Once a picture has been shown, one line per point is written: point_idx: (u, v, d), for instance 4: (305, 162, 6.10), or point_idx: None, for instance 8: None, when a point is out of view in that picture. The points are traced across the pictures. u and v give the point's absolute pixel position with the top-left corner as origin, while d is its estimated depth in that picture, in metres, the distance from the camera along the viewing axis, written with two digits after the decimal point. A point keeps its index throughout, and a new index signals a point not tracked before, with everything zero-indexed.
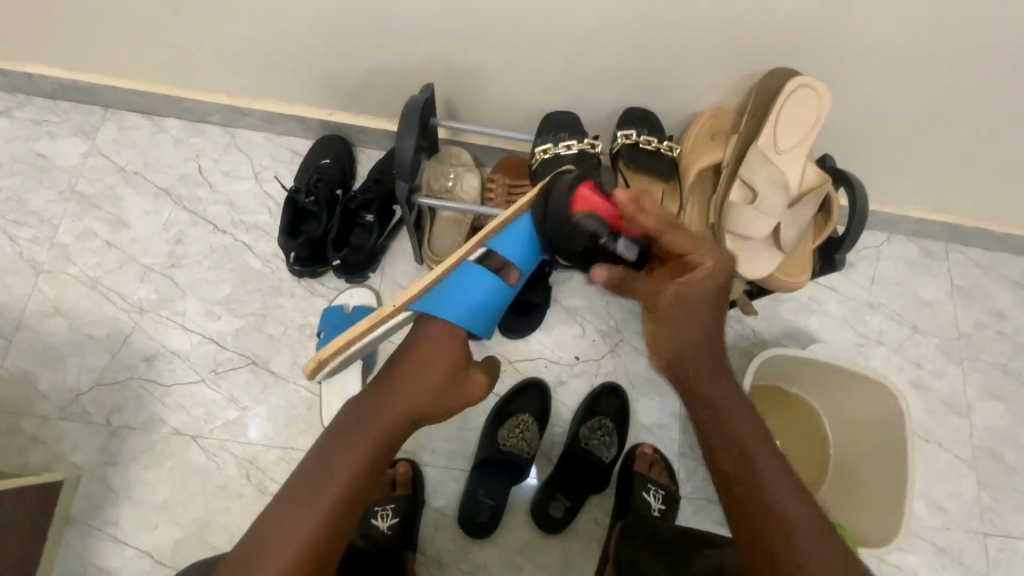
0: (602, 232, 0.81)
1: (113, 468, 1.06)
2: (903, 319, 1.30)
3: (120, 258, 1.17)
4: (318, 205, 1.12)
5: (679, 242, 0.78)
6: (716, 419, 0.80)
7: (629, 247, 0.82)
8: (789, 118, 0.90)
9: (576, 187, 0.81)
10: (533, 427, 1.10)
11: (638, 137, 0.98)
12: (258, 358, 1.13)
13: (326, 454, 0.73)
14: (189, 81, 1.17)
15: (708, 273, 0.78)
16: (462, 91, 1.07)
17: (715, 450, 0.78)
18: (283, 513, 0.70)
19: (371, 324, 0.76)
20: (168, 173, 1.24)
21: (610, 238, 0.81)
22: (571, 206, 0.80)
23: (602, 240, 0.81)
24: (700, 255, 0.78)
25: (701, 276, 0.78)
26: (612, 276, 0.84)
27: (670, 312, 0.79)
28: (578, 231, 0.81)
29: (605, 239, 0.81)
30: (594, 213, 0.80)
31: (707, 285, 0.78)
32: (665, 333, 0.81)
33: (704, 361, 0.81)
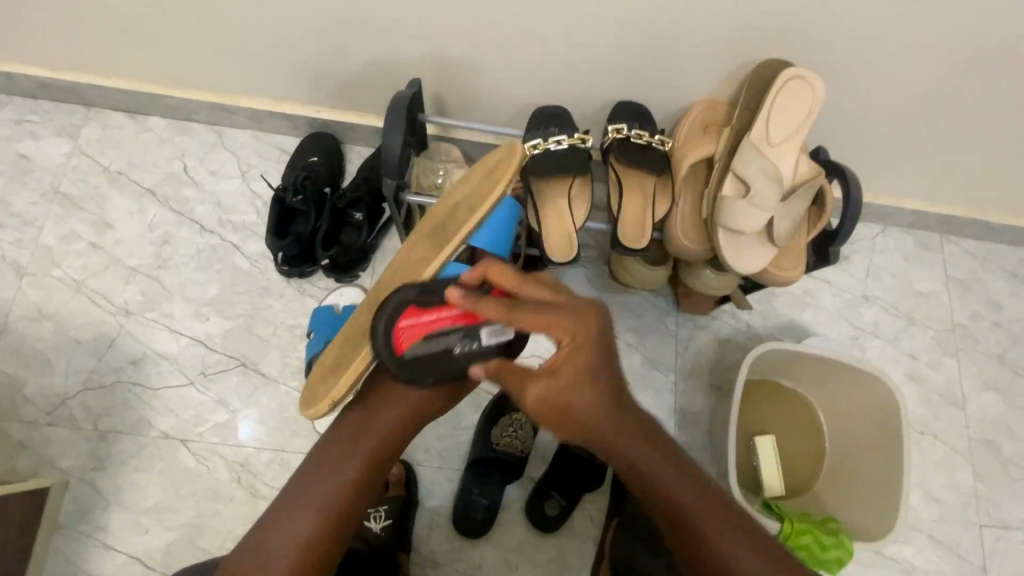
0: (456, 339, 0.73)
1: (102, 473, 1.05)
2: (899, 311, 1.29)
3: (106, 260, 1.16)
4: (305, 203, 1.10)
5: (522, 324, 0.67)
6: (644, 476, 0.72)
7: (494, 335, 0.72)
8: (782, 109, 0.89)
9: (395, 325, 0.74)
10: (526, 426, 1.09)
11: (629, 130, 0.96)
12: (248, 359, 1.12)
13: (329, 458, 0.74)
14: (173, 78, 1.15)
15: (568, 354, 0.66)
16: (450, 86, 1.05)
17: (653, 505, 0.73)
18: (291, 507, 0.71)
19: (373, 351, 0.76)
20: (153, 172, 1.22)
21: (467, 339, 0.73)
22: (398, 349, 0.74)
23: (457, 348, 0.74)
24: (558, 334, 0.67)
25: (561, 360, 0.66)
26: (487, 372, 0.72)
27: (558, 406, 0.68)
28: (427, 353, 0.74)
29: (455, 344, 0.73)
30: (428, 334, 0.73)
31: (582, 362, 0.67)
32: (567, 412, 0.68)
33: (608, 426, 0.69)
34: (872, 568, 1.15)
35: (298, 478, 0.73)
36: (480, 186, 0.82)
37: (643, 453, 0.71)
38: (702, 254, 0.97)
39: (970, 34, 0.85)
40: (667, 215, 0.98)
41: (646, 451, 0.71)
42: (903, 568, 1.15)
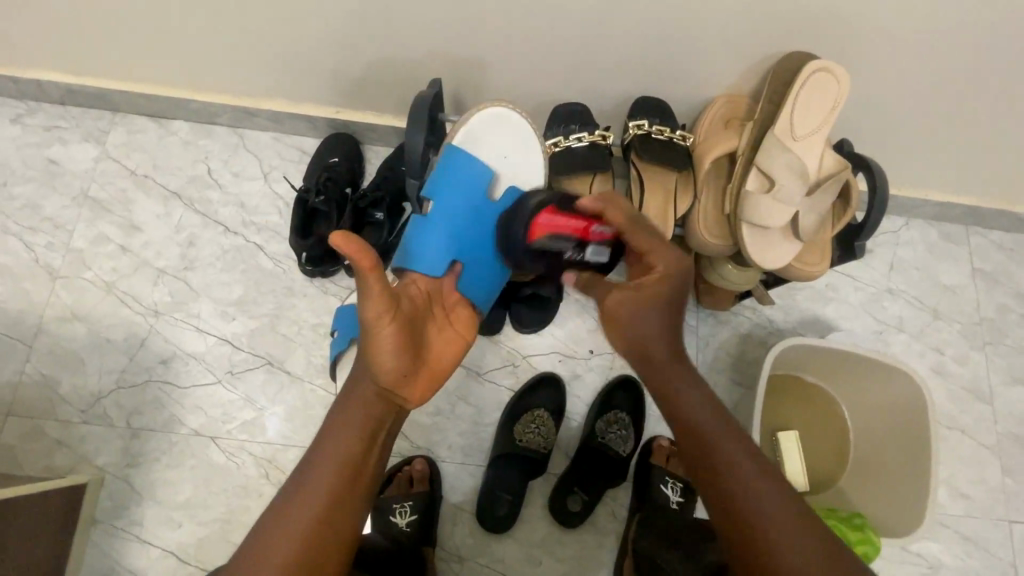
0: (569, 245, 0.86)
1: (135, 469, 1.07)
2: (923, 304, 1.27)
3: (135, 262, 1.18)
4: (328, 204, 1.12)
5: (634, 240, 0.77)
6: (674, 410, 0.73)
7: (599, 252, 0.86)
8: (807, 103, 0.88)
9: (534, 214, 0.86)
10: (548, 423, 1.10)
11: (650, 126, 0.95)
12: (273, 358, 1.14)
13: (298, 482, 0.68)
14: (197, 82, 1.17)
15: (658, 279, 0.74)
16: (469, 85, 1.06)
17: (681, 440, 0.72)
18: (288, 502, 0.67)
19: None
20: (178, 176, 1.24)
21: (576, 250, 0.86)
22: (530, 236, 0.86)
23: (569, 254, 0.87)
24: (656, 258, 0.75)
25: (651, 282, 0.74)
26: (580, 281, 0.86)
27: (622, 311, 0.76)
28: (545, 248, 0.87)
29: (570, 251, 0.86)
30: (555, 231, 0.86)
31: (671, 290, 0.74)
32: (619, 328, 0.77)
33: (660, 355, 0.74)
34: (898, 564, 1.14)
35: (281, 499, 0.68)
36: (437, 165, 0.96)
37: (681, 380, 0.74)
38: (724, 249, 0.96)
39: (1001, 22, 0.83)
40: (689, 210, 0.97)
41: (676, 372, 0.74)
42: (930, 564, 1.14)
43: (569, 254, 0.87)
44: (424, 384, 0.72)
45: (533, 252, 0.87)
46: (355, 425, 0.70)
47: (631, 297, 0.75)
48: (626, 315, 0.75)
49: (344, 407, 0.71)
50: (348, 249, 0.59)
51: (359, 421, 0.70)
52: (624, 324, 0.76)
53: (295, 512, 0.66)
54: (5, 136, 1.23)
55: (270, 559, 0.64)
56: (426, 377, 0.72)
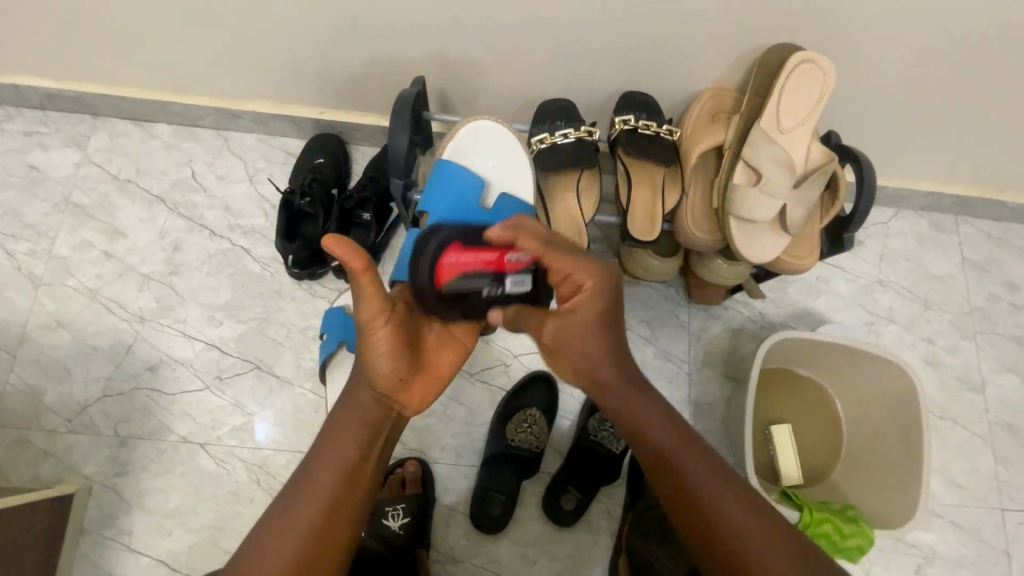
0: (485, 282, 0.73)
1: (123, 478, 1.06)
2: (914, 295, 1.28)
3: (119, 268, 1.17)
4: (314, 205, 1.10)
5: (555, 265, 0.73)
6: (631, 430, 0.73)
7: (520, 283, 0.73)
8: (793, 95, 0.87)
9: (439, 253, 0.75)
10: (540, 422, 1.10)
11: (636, 121, 0.94)
12: (262, 362, 1.13)
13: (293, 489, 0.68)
14: (178, 84, 1.15)
15: (589, 296, 0.72)
16: (454, 82, 1.05)
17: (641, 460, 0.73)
18: (285, 504, 0.67)
19: None
20: (162, 180, 1.22)
21: (494, 284, 0.74)
22: (439, 278, 0.73)
23: (486, 292, 0.74)
24: (581, 276, 0.72)
25: (584, 301, 0.72)
26: (510, 313, 0.77)
27: (563, 344, 0.75)
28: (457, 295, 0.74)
29: (489, 288, 0.73)
30: (466, 270, 0.73)
31: (597, 306, 0.73)
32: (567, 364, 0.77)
33: (606, 379, 0.75)
34: (893, 554, 1.14)
35: (280, 502, 0.68)
36: None
37: (626, 402, 0.74)
38: (712, 244, 0.96)
39: (988, 11, 0.82)
40: (677, 205, 0.96)
41: (624, 397, 0.74)
42: (924, 554, 1.14)
43: (486, 291, 0.74)
44: (422, 388, 0.74)
45: (447, 299, 0.74)
46: (353, 431, 0.70)
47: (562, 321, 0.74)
48: (568, 350, 0.75)
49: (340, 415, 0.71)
50: (341, 252, 0.62)
51: (359, 425, 0.70)
52: (563, 355, 0.76)
53: (297, 517, 0.66)
54: None
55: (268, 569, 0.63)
56: (422, 383, 0.74)
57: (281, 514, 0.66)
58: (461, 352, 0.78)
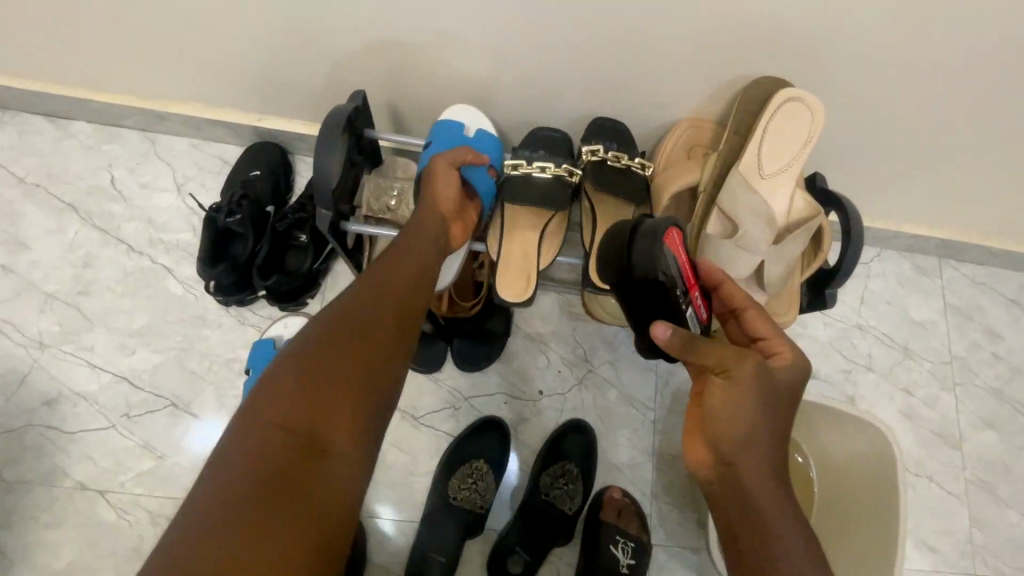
0: (686, 289, 0.67)
1: (5, 530, 0.92)
2: (893, 342, 1.21)
3: (19, 285, 1.03)
4: (243, 224, 0.97)
5: (755, 324, 0.70)
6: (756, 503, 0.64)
7: (697, 318, 0.68)
8: (774, 138, 0.79)
9: (672, 232, 0.67)
10: (488, 477, 0.99)
11: (605, 152, 0.82)
12: (179, 398, 1.00)
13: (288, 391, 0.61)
14: (95, 79, 1.02)
15: (787, 365, 0.68)
16: (406, 96, 0.94)
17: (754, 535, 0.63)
18: (314, 369, 0.63)
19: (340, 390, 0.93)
20: (76, 185, 1.09)
21: (688, 298, 0.67)
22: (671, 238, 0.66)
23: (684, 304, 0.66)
24: (779, 346, 0.69)
25: (784, 366, 0.67)
26: (678, 339, 0.63)
27: (748, 388, 0.64)
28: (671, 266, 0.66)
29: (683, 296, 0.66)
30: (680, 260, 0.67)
31: (784, 380, 0.67)
32: (732, 406, 0.64)
33: (765, 447, 0.64)
34: None
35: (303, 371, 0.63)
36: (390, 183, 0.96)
37: (767, 472, 0.64)
38: None
39: (991, 50, 0.74)
40: None
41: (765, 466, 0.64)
42: None
43: (681, 295, 0.65)
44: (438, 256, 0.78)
45: (657, 281, 0.64)
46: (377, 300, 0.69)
47: (755, 365, 0.64)
48: (745, 395, 0.64)
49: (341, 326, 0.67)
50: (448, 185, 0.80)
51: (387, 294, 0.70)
52: (736, 394, 0.64)
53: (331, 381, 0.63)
54: None
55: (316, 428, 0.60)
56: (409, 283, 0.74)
57: (312, 381, 0.62)
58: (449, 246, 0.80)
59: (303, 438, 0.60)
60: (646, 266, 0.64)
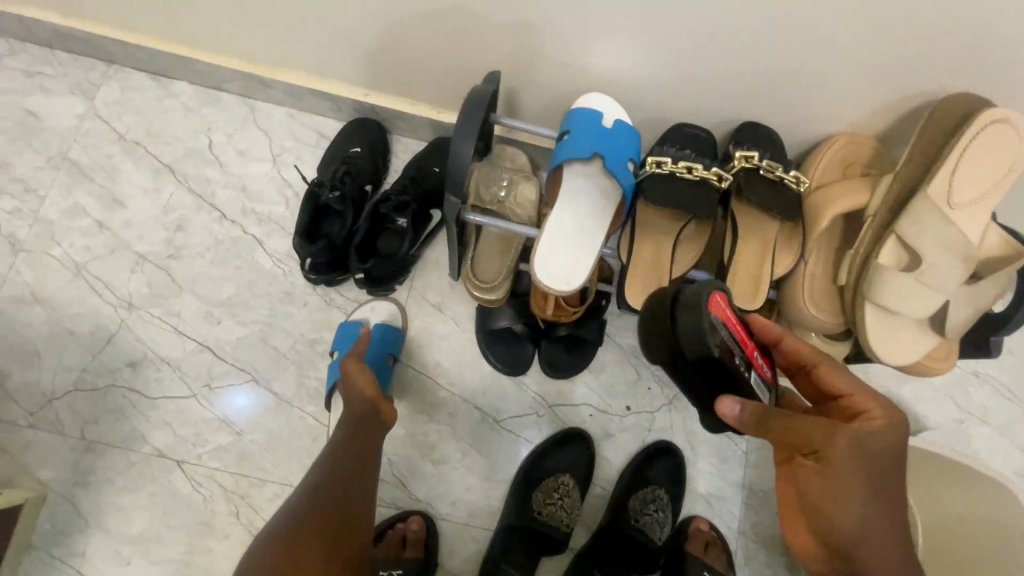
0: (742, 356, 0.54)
1: (83, 490, 0.91)
2: (1014, 395, 1.10)
3: (112, 242, 1.01)
4: (343, 202, 0.94)
5: (831, 377, 0.57)
6: None
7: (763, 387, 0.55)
8: (975, 160, 0.64)
9: (713, 297, 0.54)
10: (574, 493, 0.95)
11: (759, 160, 0.73)
12: (260, 375, 0.97)
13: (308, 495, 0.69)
14: (204, 39, 0.99)
15: (883, 426, 0.54)
16: (529, 83, 0.88)
17: None
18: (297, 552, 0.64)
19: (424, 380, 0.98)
20: (173, 146, 1.06)
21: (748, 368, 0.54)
22: (714, 302, 0.53)
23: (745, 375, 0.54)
24: (867, 401, 0.55)
25: (877, 429, 0.54)
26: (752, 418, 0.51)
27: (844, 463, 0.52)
28: (722, 336, 0.53)
29: (742, 362, 0.53)
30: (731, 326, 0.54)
31: (887, 444, 0.54)
32: (828, 487, 0.52)
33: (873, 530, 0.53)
34: None
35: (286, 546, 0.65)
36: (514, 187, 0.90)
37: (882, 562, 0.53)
38: (831, 329, 0.72)
39: None
40: (786, 274, 0.74)
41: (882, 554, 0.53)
42: None
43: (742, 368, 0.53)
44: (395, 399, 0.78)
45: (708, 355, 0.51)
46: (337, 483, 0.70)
47: (847, 439, 0.52)
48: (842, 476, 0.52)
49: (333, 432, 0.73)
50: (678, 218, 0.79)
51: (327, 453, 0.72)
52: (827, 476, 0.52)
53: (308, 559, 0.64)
54: None
55: None
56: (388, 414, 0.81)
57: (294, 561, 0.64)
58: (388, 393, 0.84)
59: None
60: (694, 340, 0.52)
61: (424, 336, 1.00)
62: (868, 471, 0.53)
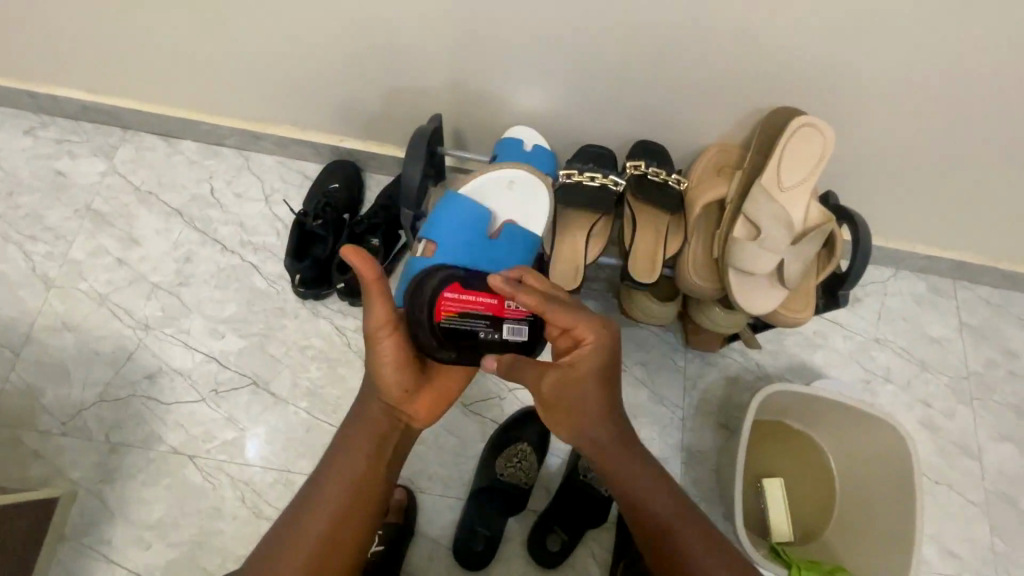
0: (482, 324, 0.82)
1: (109, 486, 1.06)
2: (912, 356, 1.27)
3: (130, 275, 1.19)
4: (325, 228, 1.14)
5: (558, 320, 0.74)
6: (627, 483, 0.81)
7: (516, 330, 0.83)
8: (794, 156, 0.91)
9: (440, 291, 0.82)
10: (531, 458, 1.10)
11: (647, 167, 0.99)
12: (259, 378, 1.14)
13: (308, 493, 0.76)
14: (207, 104, 1.21)
15: (590, 351, 0.74)
16: (470, 121, 1.09)
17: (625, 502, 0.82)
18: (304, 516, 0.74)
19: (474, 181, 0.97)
20: (181, 193, 1.26)
21: (491, 328, 0.83)
22: (437, 316, 0.81)
23: (482, 333, 0.83)
24: (584, 332, 0.75)
25: (583, 356, 0.75)
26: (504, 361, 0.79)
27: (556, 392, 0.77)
28: (450, 334, 0.81)
29: (480, 331, 0.82)
30: (462, 311, 0.82)
31: (596, 364, 0.75)
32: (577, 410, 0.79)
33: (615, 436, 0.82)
34: None
35: (302, 498, 0.76)
36: None
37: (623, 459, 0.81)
38: (711, 293, 0.99)
39: (983, 81, 0.85)
40: (679, 251, 1.00)
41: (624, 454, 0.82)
42: None
43: (482, 334, 0.83)
44: (428, 403, 0.82)
45: (444, 333, 0.81)
46: (363, 449, 0.77)
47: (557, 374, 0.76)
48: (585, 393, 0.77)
49: (356, 404, 0.81)
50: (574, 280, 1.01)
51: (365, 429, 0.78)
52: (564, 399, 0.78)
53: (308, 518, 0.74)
54: (16, 148, 1.27)
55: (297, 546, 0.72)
56: (431, 395, 0.82)
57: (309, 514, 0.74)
58: (471, 369, 0.86)
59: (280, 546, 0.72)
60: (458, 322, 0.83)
61: None
62: (605, 385, 0.78)
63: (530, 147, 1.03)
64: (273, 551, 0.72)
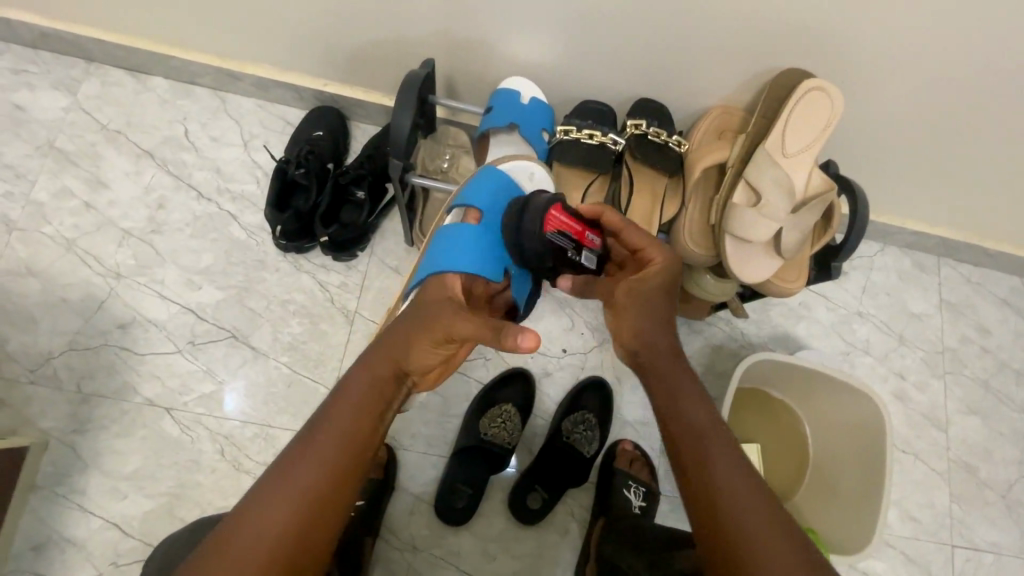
0: (568, 245, 0.79)
1: (81, 436, 1.03)
2: (891, 329, 1.29)
3: (98, 220, 1.13)
4: (308, 177, 1.07)
5: (636, 238, 0.78)
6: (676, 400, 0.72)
7: (592, 259, 0.80)
8: (800, 122, 0.89)
9: (545, 207, 0.80)
10: (515, 418, 1.10)
11: (647, 128, 0.96)
12: (238, 332, 1.10)
13: (319, 427, 0.67)
14: (181, 38, 1.12)
15: (657, 270, 0.76)
16: (464, 70, 1.03)
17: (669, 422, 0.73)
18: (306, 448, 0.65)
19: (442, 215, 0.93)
20: (152, 134, 1.19)
21: (574, 252, 0.79)
22: (545, 225, 0.78)
23: (567, 254, 0.79)
24: (652, 252, 0.77)
25: (653, 273, 0.76)
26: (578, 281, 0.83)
27: (629, 300, 0.75)
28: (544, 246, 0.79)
29: (573, 249, 0.79)
30: (562, 226, 0.79)
31: (663, 281, 0.75)
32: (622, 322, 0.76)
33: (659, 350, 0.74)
34: None
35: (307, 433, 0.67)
36: (458, 159, 1.09)
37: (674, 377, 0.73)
38: (705, 260, 0.98)
39: (999, 56, 0.82)
40: (675, 216, 0.99)
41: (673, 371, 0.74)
42: None
43: (567, 254, 0.79)
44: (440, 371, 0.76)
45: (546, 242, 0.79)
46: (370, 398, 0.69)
47: (630, 286, 0.76)
48: (630, 312, 0.75)
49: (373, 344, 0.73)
50: None
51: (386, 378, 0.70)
52: (626, 312, 0.75)
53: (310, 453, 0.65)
54: None
55: (295, 478, 0.63)
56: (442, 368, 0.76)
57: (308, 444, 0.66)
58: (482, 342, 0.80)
59: (271, 486, 0.63)
60: (530, 249, 0.80)
61: (383, 292, 1.14)
62: (653, 299, 0.75)
63: (527, 100, 0.98)
64: (253, 509, 0.61)
